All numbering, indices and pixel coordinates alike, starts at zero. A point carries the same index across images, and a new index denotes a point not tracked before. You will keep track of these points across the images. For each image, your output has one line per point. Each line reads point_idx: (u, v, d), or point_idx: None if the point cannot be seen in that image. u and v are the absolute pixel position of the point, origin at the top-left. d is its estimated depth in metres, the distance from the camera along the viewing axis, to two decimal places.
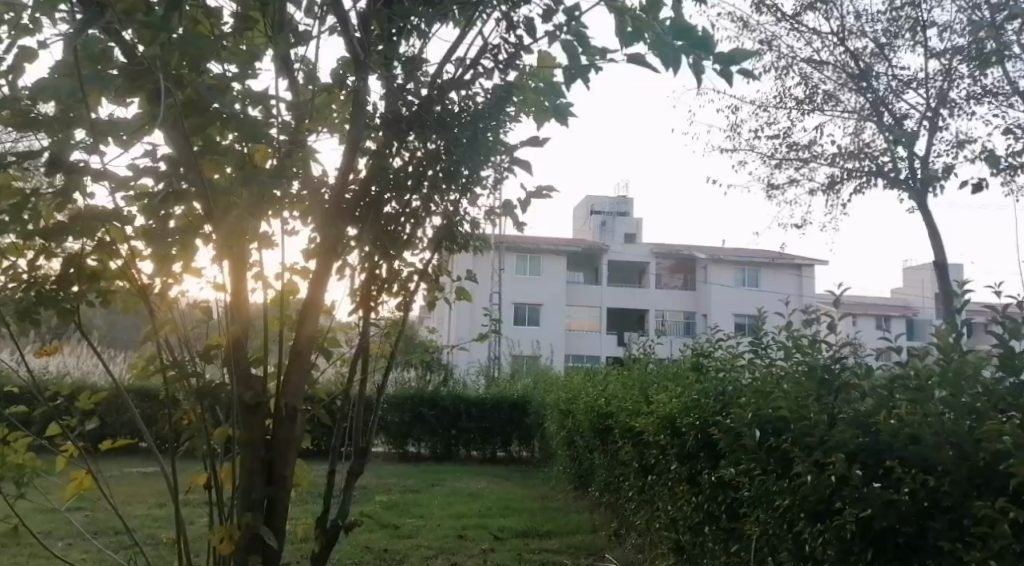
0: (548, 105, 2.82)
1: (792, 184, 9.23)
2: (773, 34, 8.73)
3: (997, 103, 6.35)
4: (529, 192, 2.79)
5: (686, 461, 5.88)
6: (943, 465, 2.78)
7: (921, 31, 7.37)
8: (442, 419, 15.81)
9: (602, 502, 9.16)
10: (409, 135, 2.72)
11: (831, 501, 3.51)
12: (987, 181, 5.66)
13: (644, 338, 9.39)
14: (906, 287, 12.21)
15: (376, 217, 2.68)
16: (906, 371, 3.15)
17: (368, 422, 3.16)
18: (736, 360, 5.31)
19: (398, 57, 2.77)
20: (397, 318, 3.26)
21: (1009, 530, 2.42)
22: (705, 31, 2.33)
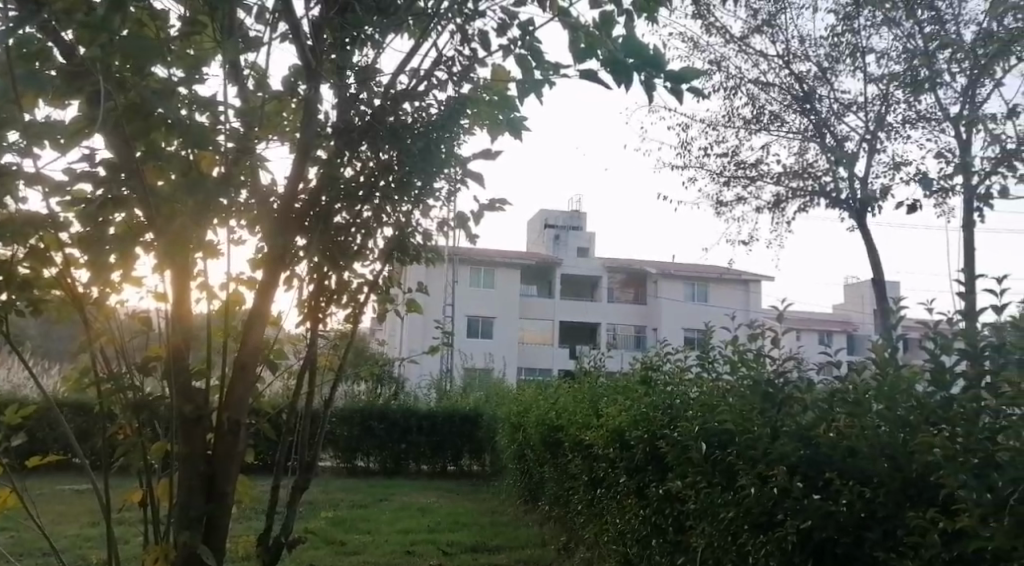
0: (502, 118, 2.83)
1: (739, 202, 9.42)
2: (721, 55, 8.93)
3: (930, 128, 6.58)
4: (482, 205, 2.81)
5: (634, 474, 5.93)
6: (879, 476, 2.88)
7: (860, 58, 7.62)
8: (392, 432, 15.67)
9: (552, 516, 9.19)
10: (360, 144, 2.72)
11: (773, 513, 3.59)
12: (920, 201, 5.87)
13: (594, 352, 9.46)
14: (849, 303, 12.52)
15: (323, 228, 2.65)
16: (845, 386, 3.23)
17: (314, 436, 3.12)
18: (683, 375, 5.37)
19: (350, 66, 2.71)
20: (346, 330, 3.24)
21: (938, 539, 2.49)
22: (657, 49, 2.37)
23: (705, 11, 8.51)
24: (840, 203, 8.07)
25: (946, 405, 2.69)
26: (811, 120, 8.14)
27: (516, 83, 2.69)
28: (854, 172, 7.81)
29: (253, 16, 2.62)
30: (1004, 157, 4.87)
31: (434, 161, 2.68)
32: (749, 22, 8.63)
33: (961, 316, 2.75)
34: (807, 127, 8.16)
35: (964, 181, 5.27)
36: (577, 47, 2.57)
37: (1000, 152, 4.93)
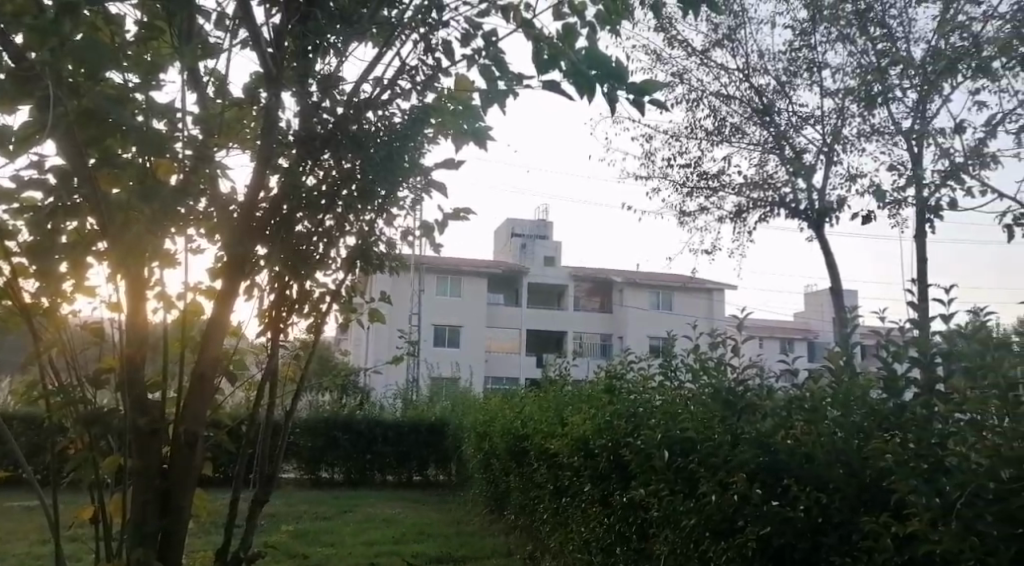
0: (466, 127, 2.83)
1: (702, 212, 9.54)
2: (684, 68, 9.05)
3: (883, 141, 6.74)
4: (447, 214, 2.81)
5: (598, 483, 5.95)
6: (835, 482, 2.92)
7: (817, 72, 7.79)
8: (357, 443, 15.55)
9: (518, 525, 9.18)
10: (323, 152, 2.68)
11: (734, 519, 3.63)
12: (874, 213, 6.00)
13: (560, 360, 9.48)
14: (810, 311, 12.72)
15: (284, 234, 2.64)
16: (804, 393, 3.26)
17: (275, 448, 3.09)
18: (647, 383, 5.40)
19: (313, 75, 2.71)
20: (308, 340, 3.22)
21: (890, 544, 2.52)
22: (620, 60, 2.39)
23: (667, 24, 8.63)
24: (799, 213, 8.21)
25: (900, 411, 2.74)
26: (771, 132, 8.28)
27: (480, 92, 2.72)
28: (813, 184, 7.95)
29: (213, 22, 2.61)
30: (952, 171, 5.00)
31: (398, 170, 2.64)
32: (709, 36, 8.77)
33: (913, 325, 2.81)
34: (768, 139, 8.31)
35: (916, 194, 5.40)
36: (540, 57, 2.60)
37: (948, 166, 5.06)
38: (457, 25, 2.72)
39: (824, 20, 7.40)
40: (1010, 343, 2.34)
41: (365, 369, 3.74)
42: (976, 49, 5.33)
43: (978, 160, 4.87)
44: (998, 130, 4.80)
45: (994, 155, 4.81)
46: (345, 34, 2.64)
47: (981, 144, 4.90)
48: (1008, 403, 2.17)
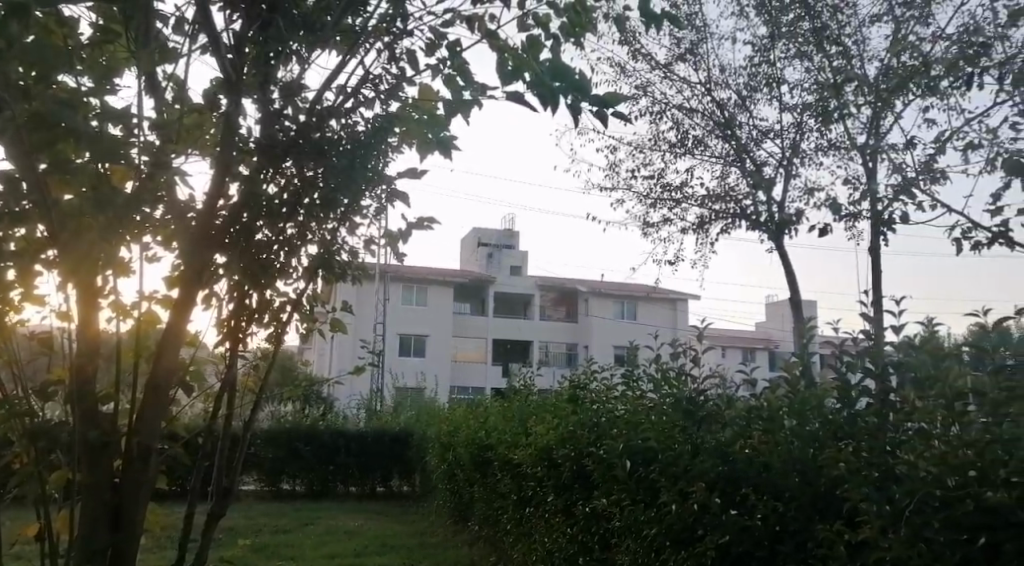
0: (431, 137, 2.84)
1: (665, 223, 9.64)
2: (647, 81, 9.16)
3: (839, 155, 6.88)
4: (410, 223, 2.80)
5: (561, 492, 5.96)
6: (791, 490, 2.97)
7: (776, 87, 7.93)
8: (319, 453, 15.39)
9: (482, 536, 9.16)
10: (285, 160, 2.64)
11: (694, 528, 3.66)
12: (831, 226, 6.12)
13: (524, 370, 9.50)
14: (771, 321, 12.90)
15: (244, 246, 2.59)
16: (761, 403, 3.28)
17: (232, 460, 3.04)
18: (609, 393, 5.42)
19: (274, 82, 2.70)
20: (267, 350, 3.18)
21: (844, 552, 2.56)
22: (583, 73, 2.42)
23: (631, 38, 8.73)
24: (759, 225, 8.34)
25: (852, 421, 2.80)
26: (732, 144, 8.41)
27: (444, 102, 2.75)
28: (773, 196, 8.09)
29: (171, 26, 2.58)
30: (904, 186, 5.11)
31: (364, 175, 2.63)
32: (672, 50, 8.88)
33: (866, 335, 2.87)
34: (729, 152, 8.44)
35: (871, 208, 5.51)
36: (503, 69, 2.62)
37: (900, 181, 5.17)
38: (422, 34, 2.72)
39: (783, 37, 7.56)
40: (958, 353, 2.40)
41: (328, 381, 3.71)
42: (925, 68, 5.44)
43: (928, 174, 4.99)
44: (947, 146, 4.92)
45: (943, 171, 4.94)
46: (307, 41, 2.67)
47: (931, 160, 5.02)
48: (954, 413, 2.22)
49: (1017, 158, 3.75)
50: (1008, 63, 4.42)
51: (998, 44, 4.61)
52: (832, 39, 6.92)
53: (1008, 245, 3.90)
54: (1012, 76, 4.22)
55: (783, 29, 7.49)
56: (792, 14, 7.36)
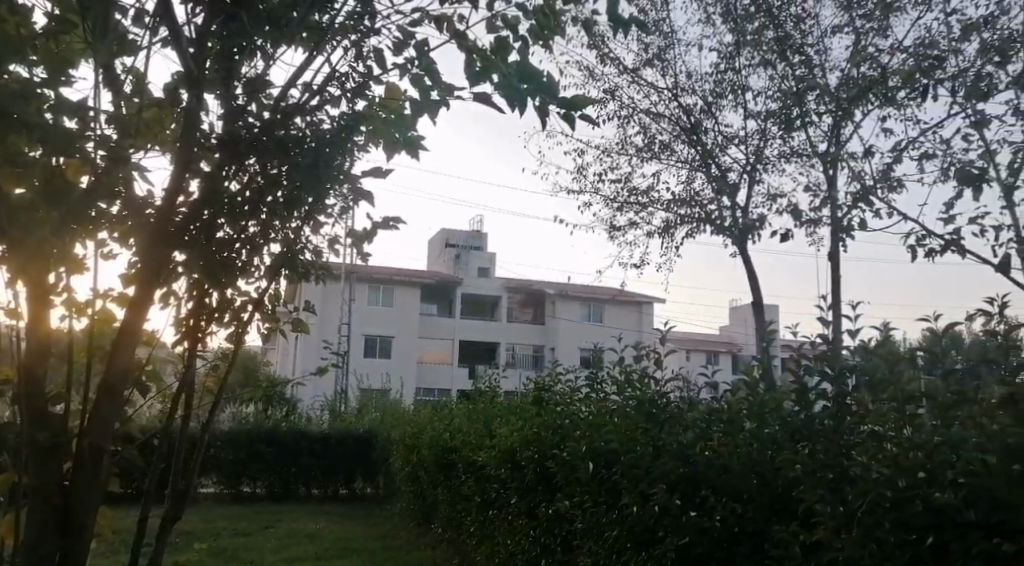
0: (398, 137, 2.84)
1: (631, 227, 9.72)
2: (615, 85, 9.22)
3: (801, 163, 6.99)
4: (376, 222, 2.78)
5: (525, 495, 5.95)
6: (749, 492, 3.01)
7: (741, 94, 8.04)
8: (281, 455, 15.24)
9: (445, 538, 9.12)
10: (247, 158, 2.63)
11: (656, 530, 3.68)
12: (791, 232, 6.20)
13: (491, 372, 9.40)
14: (735, 324, 13.04)
15: (204, 241, 2.53)
16: (722, 406, 3.37)
17: (190, 462, 2.99)
18: (573, 395, 5.44)
19: (237, 78, 2.66)
20: (227, 349, 3.13)
21: (799, 553, 2.60)
22: (550, 75, 2.43)
23: (599, 42, 8.79)
24: (724, 230, 8.43)
25: (809, 423, 2.84)
26: (698, 150, 8.50)
27: (410, 101, 2.76)
28: (736, 202, 8.20)
29: (130, 18, 2.54)
30: (862, 194, 5.20)
31: (330, 176, 2.61)
32: (640, 56, 8.96)
33: (824, 339, 2.92)
34: (694, 157, 8.54)
35: (831, 215, 5.60)
36: (471, 69, 2.64)
37: (859, 189, 5.26)
38: (390, 32, 2.72)
39: (748, 45, 7.68)
40: (912, 357, 2.45)
41: (291, 381, 3.68)
42: (883, 79, 5.55)
43: (885, 183, 5.08)
44: (903, 155, 5.02)
45: (900, 180, 5.03)
46: (273, 38, 2.62)
47: (888, 169, 5.12)
48: (905, 415, 2.27)
49: (969, 168, 3.83)
50: (961, 76, 4.53)
51: (952, 57, 4.71)
52: (795, 49, 7.04)
53: (960, 253, 3.99)
54: (964, 89, 4.32)
55: (747, 38, 7.60)
56: (756, 23, 7.48)
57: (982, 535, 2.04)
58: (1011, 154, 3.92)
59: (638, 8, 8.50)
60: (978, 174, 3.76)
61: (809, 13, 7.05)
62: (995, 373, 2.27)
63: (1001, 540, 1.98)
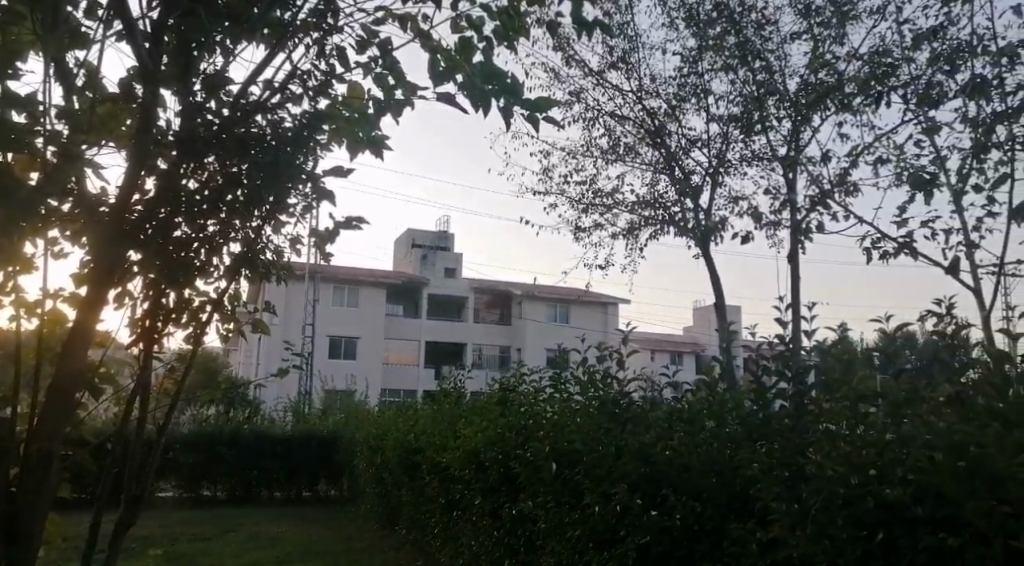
0: (362, 135, 2.80)
1: (597, 228, 9.78)
2: (580, 87, 9.27)
3: (762, 166, 7.09)
4: (338, 222, 2.76)
5: (488, 495, 5.95)
6: (707, 491, 3.04)
7: (704, 98, 8.13)
8: (242, 458, 15.03)
9: (409, 540, 9.08)
10: (206, 156, 2.61)
11: (618, 529, 3.70)
12: (753, 234, 6.30)
13: (455, 372, 9.34)
14: (699, 325, 13.15)
15: (160, 242, 2.48)
16: (684, 408, 3.41)
17: (145, 467, 2.94)
18: (536, 396, 5.46)
19: (196, 74, 2.66)
20: (185, 350, 3.08)
21: (755, 550, 2.62)
22: (515, 76, 2.45)
23: (564, 44, 8.83)
24: (687, 232, 8.52)
25: (766, 422, 2.87)
26: (662, 153, 8.58)
27: (374, 101, 2.79)
28: (700, 204, 8.29)
29: (83, 10, 2.51)
30: (820, 198, 5.28)
31: (294, 175, 2.54)
32: (605, 58, 9.01)
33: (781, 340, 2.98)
34: (658, 160, 8.62)
35: (791, 219, 5.69)
36: (436, 68, 2.65)
37: (817, 192, 5.34)
38: (353, 32, 2.74)
39: (709, 49, 7.76)
40: (866, 357, 2.50)
41: (252, 383, 3.64)
42: (839, 85, 5.64)
43: (843, 187, 5.17)
44: (859, 160, 5.11)
45: (856, 184, 5.12)
46: (232, 34, 2.61)
47: (845, 173, 5.21)
48: (856, 414, 2.35)
49: (921, 173, 3.91)
50: (912, 84, 4.63)
51: (905, 66, 4.81)
52: (756, 53, 7.14)
53: (913, 255, 4.07)
54: (916, 96, 4.42)
55: (708, 42, 7.67)
56: (718, 29, 7.56)
57: (929, 531, 2.05)
58: (961, 160, 4.01)
59: (603, 11, 8.56)
60: (930, 179, 3.84)
61: (770, 19, 7.16)
62: (943, 370, 2.33)
63: (947, 535, 2.01)
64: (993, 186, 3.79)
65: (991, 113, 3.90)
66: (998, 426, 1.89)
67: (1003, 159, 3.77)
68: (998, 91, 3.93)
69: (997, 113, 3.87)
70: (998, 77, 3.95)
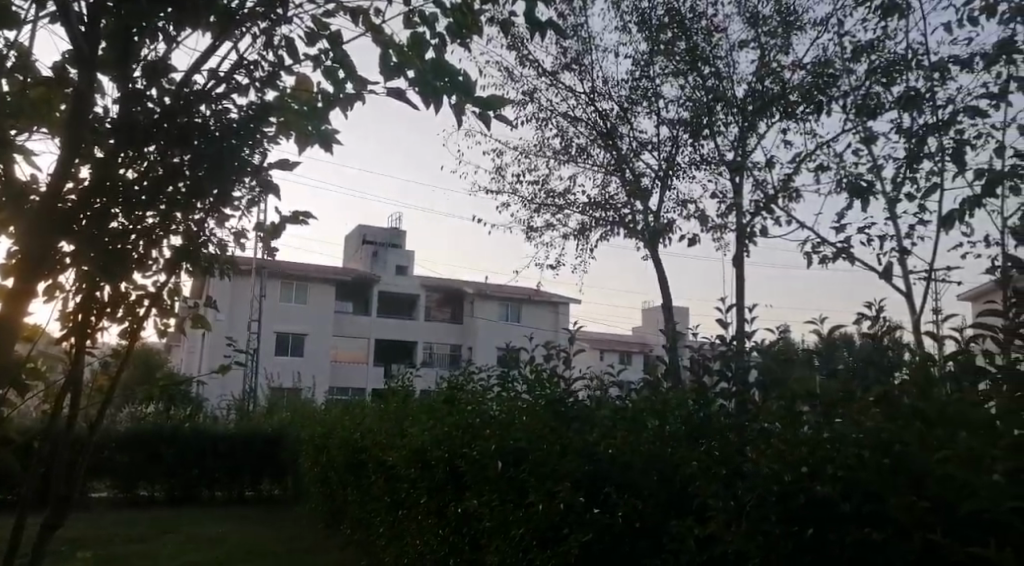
0: (311, 129, 2.76)
1: (548, 228, 9.83)
2: (534, 87, 9.30)
3: (710, 171, 7.21)
4: (287, 216, 2.83)
5: (433, 494, 5.90)
6: (649, 488, 3.06)
7: (655, 101, 8.22)
8: (182, 457, 14.69)
9: (353, 540, 8.98)
10: (146, 144, 2.61)
11: (559, 528, 3.70)
12: (700, 237, 6.41)
13: (403, 370, 9.28)
14: (647, 325, 13.33)
15: (96, 233, 2.43)
16: (628, 408, 3.44)
17: (75, 466, 2.86)
18: (484, 395, 5.49)
19: (136, 60, 2.61)
20: (121, 346, 3.03)
21: (693, 546, 2.64)
22: (467, 74, 2.62)
23: (518, 44, 8.85)
24: (636, 233, 8.60)
25: (707, 421, 2.89)
26: (613, 155, 8.65)
27: (323, 94, 2.82)
28: (649, 206, 8.39)
29: None
30: (764, 203, 5.38)
31: (238, 167, 2.58)
32: (559, 59, 9.04)
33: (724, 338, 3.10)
34: (610, 161, 8.70)
35: (736, 223, 5.79)
36: (388, 62, 2.78)
37: (762, 198, 5.44)
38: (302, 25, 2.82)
39: (660, 54, 7.85)
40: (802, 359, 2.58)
41: (195, 381, 3.57)
42: (783, 94, 5.76)
43: (786, 193, 5.28)
44: (801, 167, 5.22)
45: (798, 190, 5.23)
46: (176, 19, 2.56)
47: (788, 180, 5.32)
48: (790, 414, 2.39)
49: (858, 181, 4.01)
50: (852, 94, 4.75)
51: (845, 76, 4.93)
52: (705, 59, 7.24)
53: (850, 260, 4.16)
54: (855, 107, 4.53)
55: (659, 47, 7.74)
56: (669, 34, 7.65)
57: (856, 526, 2.09)
58: (895, 169, 4.12)
59: (557, 12, 8.60)
60: (867, 187, 3.95)
61: (718, 27, 7.27)
62: (876, 371, 2.39)
63: (872, 530, 2.05)
64: (924, 196, 3.90)
65: (922, 124, 4.02)
66: (921, 425, 1.92)
67: (934, 169, 3.88)
68: (930, 104, 4.05)
69: (929, 125, 3.99)
70: (930, 90, 4.07)
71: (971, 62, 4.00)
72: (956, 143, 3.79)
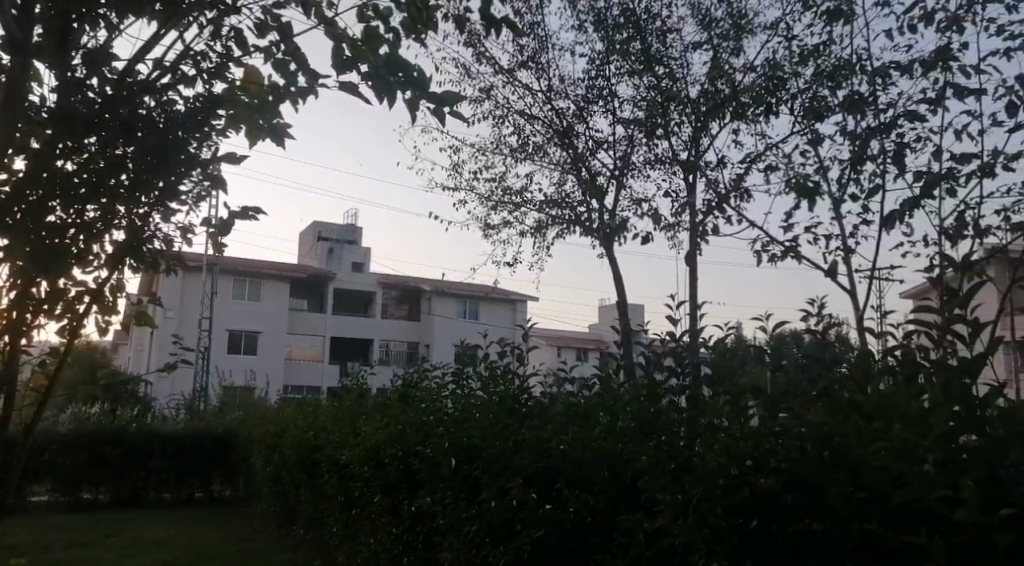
0: (261, 123, 2.98)
1: (505, 226, 9.80)
2: (490, 84, 9.26)
3: (664, 170, 7.25)
4: (235, 214, 2.91)
5: (387, 492, 5.81)
6: (599, 483, 3.06)
7: (612, 101, 8.24)
8: (128, 458, 14.36)
9: (306, 541, 8.84)
10: (87, 137, 2.83)
11: (512, 525, 3.66)
12: (654, 236, 6.46)
13: (358, 368, 9.16)
14: (603, 322, 13.43)
15: (33, 229, 2.65)
16: (581, 405, 3.45)
17: (9, 470, 2.78)
18: (439, 393, 5.46)
19: (76, 48, 2.83)
20: (59, 346, 2.93)
21: (642, 540, 2.63)
22: (421, 71, 2.77)
23: (475, 41, 8.81)
24: (592, 232, 8.64)
25: (657, 416, 2.91)
26: (569, 153, 8.66)
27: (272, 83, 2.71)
28: (604, 205, 8.42)
29: None
30: (716, 202, 5.43)
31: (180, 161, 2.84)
32: (516, 56, 9.02)
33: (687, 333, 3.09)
34: (566, 160, 8.72)
35: (690, 222, 5.83)
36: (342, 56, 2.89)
37: (714, 197, 5.49)
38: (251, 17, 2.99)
39: (615, 53, 7.87)
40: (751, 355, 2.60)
41: (144, 383, 3.45)
42: (734, 95, 5.83)
43: (737, 192, 5.34)
44: (752, 167, 5.28)
45: (749, 189, 5.30)
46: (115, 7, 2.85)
47: (739, 180, 5.38)
48: (738, 408, 2.44)
49: (806, 181, 4.07)
50: (800, 97, 4.83)
51: (794, 79, 5.02)
52: (660, 60, 7.28)
53: (797, 259, 4.22)
54: (804, 110, 4.60)
55: (615, 46, 7.75)
56: (624, 34, 7.67)
57: (797, 517, 2.10)
58: (840, 171, 4.20)
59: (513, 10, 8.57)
60: (813, 187, 4.01)
61: (673, 27, 7.32)
62: (819, 366, 2.43)
63: (812, 521, 2.05)
64: (867, 196, 3.97)
65: (866, 127, 4.10)
66: (858, 418, 1.99)
67: (877, 170, 3.96)
68: (872, 108, 4.13)
69: (871, 127, 4.06)
70: (872, 94, 4.15)
71: (911, 68, 4.08)
72: (896, 145, 3.87)
